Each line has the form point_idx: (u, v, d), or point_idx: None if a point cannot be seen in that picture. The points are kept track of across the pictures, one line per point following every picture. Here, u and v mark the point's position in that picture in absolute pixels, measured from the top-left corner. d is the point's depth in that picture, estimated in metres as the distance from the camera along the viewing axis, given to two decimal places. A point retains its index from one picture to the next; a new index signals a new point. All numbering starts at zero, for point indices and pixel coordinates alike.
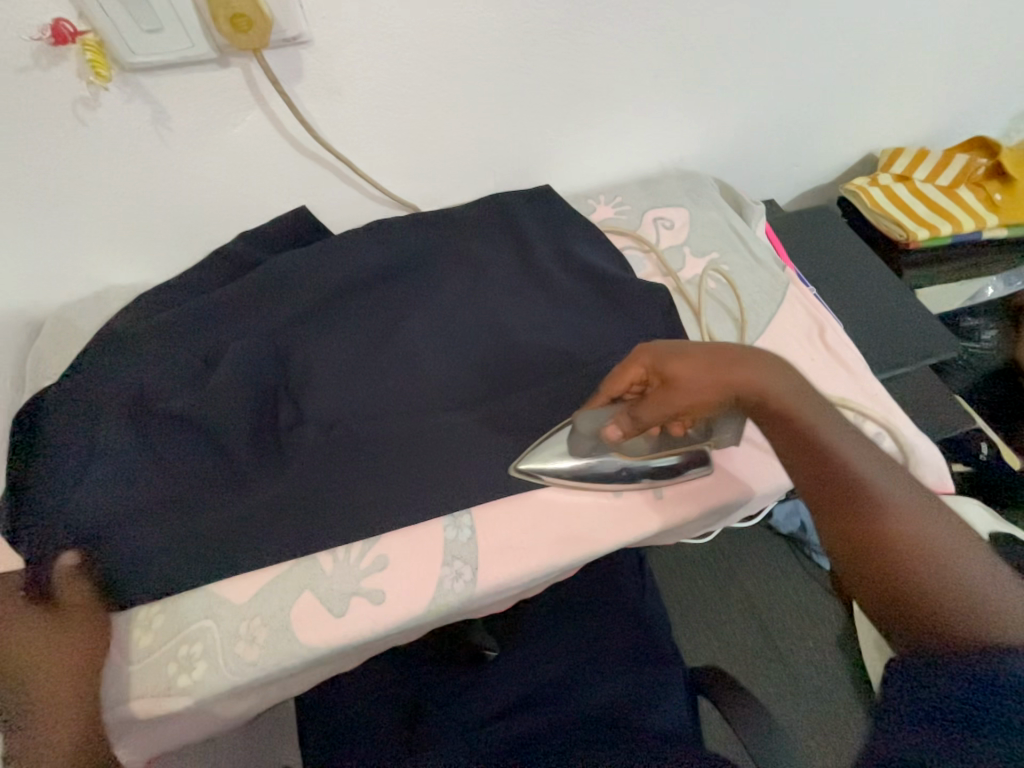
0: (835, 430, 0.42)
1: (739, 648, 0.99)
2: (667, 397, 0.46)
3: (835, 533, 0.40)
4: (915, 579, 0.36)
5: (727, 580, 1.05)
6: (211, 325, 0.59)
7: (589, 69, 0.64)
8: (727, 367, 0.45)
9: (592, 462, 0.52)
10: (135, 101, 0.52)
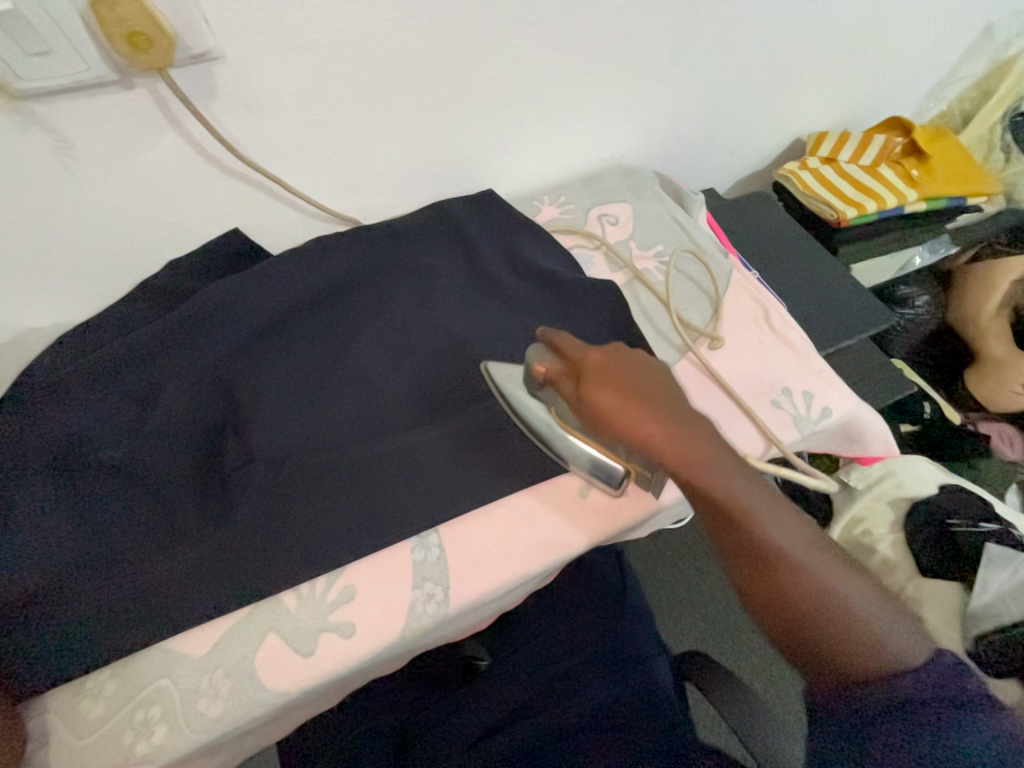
0: (756, 499, 0.41)
1: (720, 625, 1.02)
2: (588, 413, 0.45)
3: (747, 591, 0.41)
4: (824, 640, 0.38)
5: (703, 562, 1.08)
6: (144, 364, 0.55)
7: (518, 71, 0.64)
8: (639, 411, 0.43)
9: (529, 404, 0.49)
10: (31, 130, 0.48)
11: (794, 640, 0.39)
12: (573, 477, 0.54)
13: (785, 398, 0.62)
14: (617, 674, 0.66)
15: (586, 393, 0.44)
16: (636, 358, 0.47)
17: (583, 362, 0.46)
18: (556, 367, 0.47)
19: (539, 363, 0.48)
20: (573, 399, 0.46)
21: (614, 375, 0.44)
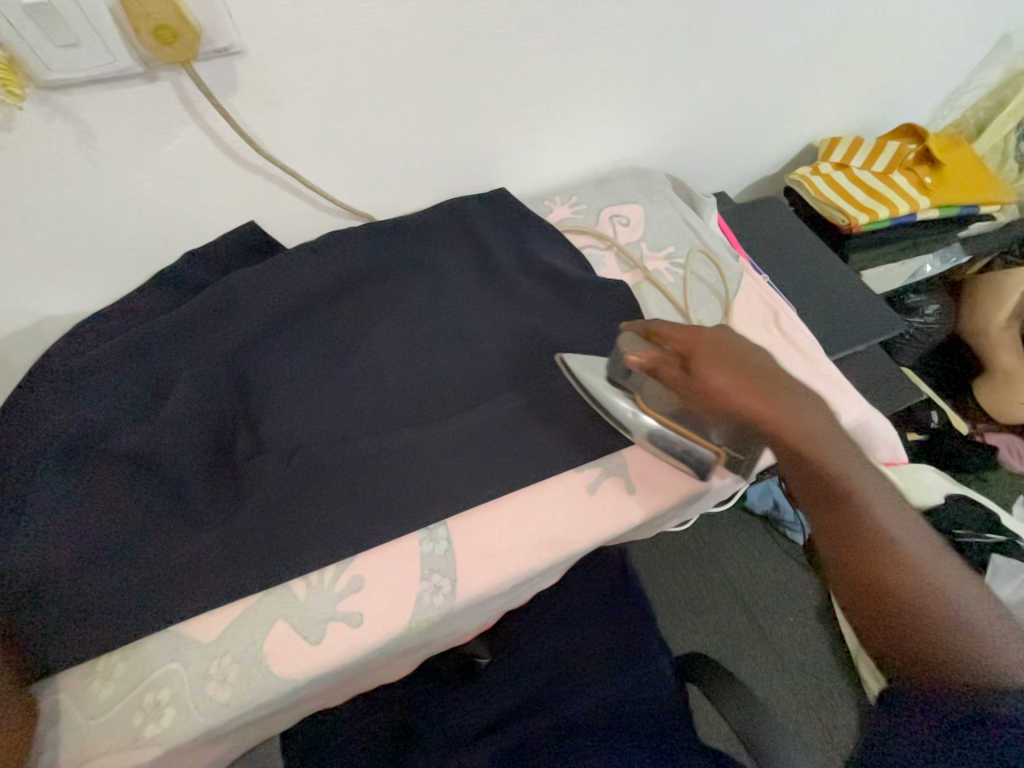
0: (863, 479, 0.42)
1: (723, 629, 1.02)
2: (693, 387, 0.47)
3: (846, 575, 0.40)
4: (929, 636, 0.35)
5: (706, 565, 1.08)
6: (159, 353, 0.56)
7: (533, 71, 0.65)
8: (753, 388, 0.45)
9: (614, 398, 0.53)
10: (55, 121, 0.48)
11: (888, 630, 0.37)
12: (581, 475, 0.54)
13: None
14: (619, 673, 0.66)
15: (694, 369, 0.47)
16: (745, 342, 0.49)
17: (691, 340, 0.48)
18: (654, 351, 0.49)
19: (636, 349, 0.50)
20: (679, 380, 0.48)
21: (725, 354, 0.47)
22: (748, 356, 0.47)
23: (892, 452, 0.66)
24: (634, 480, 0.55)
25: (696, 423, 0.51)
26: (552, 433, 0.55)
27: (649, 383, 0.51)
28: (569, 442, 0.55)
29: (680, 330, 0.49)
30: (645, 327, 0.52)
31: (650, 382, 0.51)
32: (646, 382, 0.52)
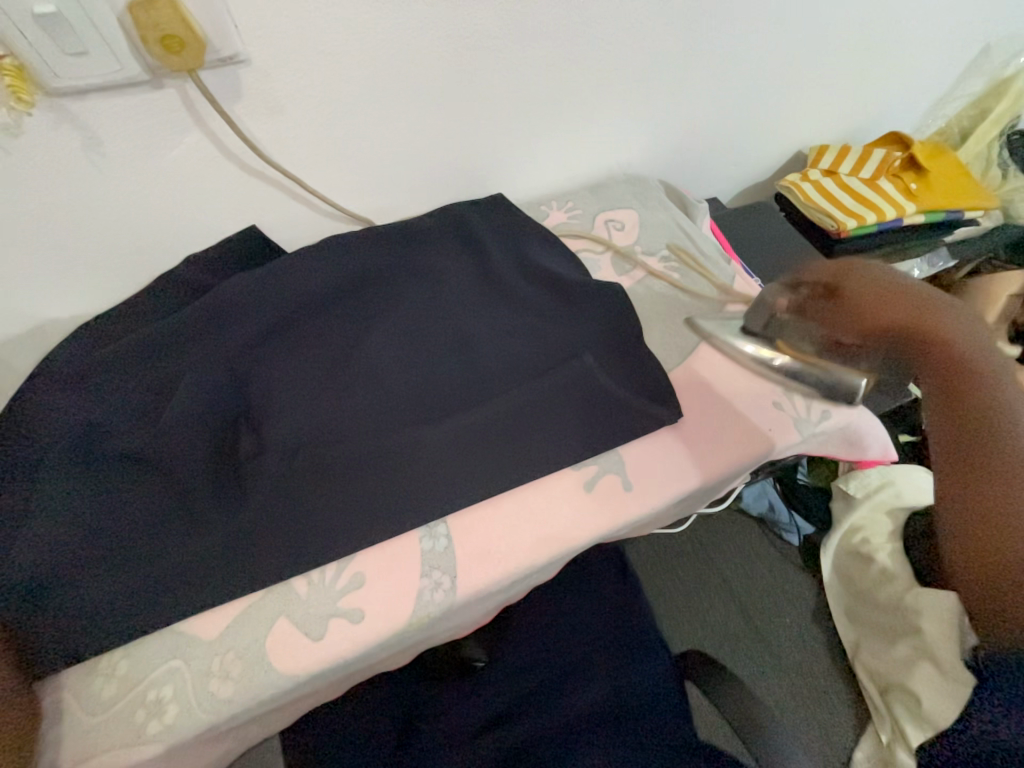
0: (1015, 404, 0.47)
1: (720, 629, 1.03)
2: (846, 313, 0.54)
3: (969, 497, 0.49)
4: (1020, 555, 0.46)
5: (703, 566, 1.09)
6: (162, 355, 0.57)
7: (530, 79, 0.66)
8: (908, 309, 0.51)
9: (772, 337, 0.62)
10: (63, 127, 0.49)
11: (981, 549, 0.49)
12: (579, 472, 0.55)
13: (788, 400, 0.63)
14: (617, 672, 0.67)
15: (847, 297, 0.54)
16: (891, 273, 0.55)
17: (842, 272, 0.56)
18: (798, 295, 0.60)
19: (774, 296, 0.62)
20: (829, 309, 0.56)
21: (874, 285, 0.53)
22: (906, 284, 0.53)
23: (883, 448, 0.68)
24: (632, 477, 0.56)
25: (848, 357, 0.57)
26: (550, 431, 0.56)
27: (798, 322, 0.60)
28: (567, 441, 0.55)
29: (828, 269, 0.57)
30: (792, 277, 0.62)
31: (794, 322, 0.60)
32: (788, 325, 0.61)
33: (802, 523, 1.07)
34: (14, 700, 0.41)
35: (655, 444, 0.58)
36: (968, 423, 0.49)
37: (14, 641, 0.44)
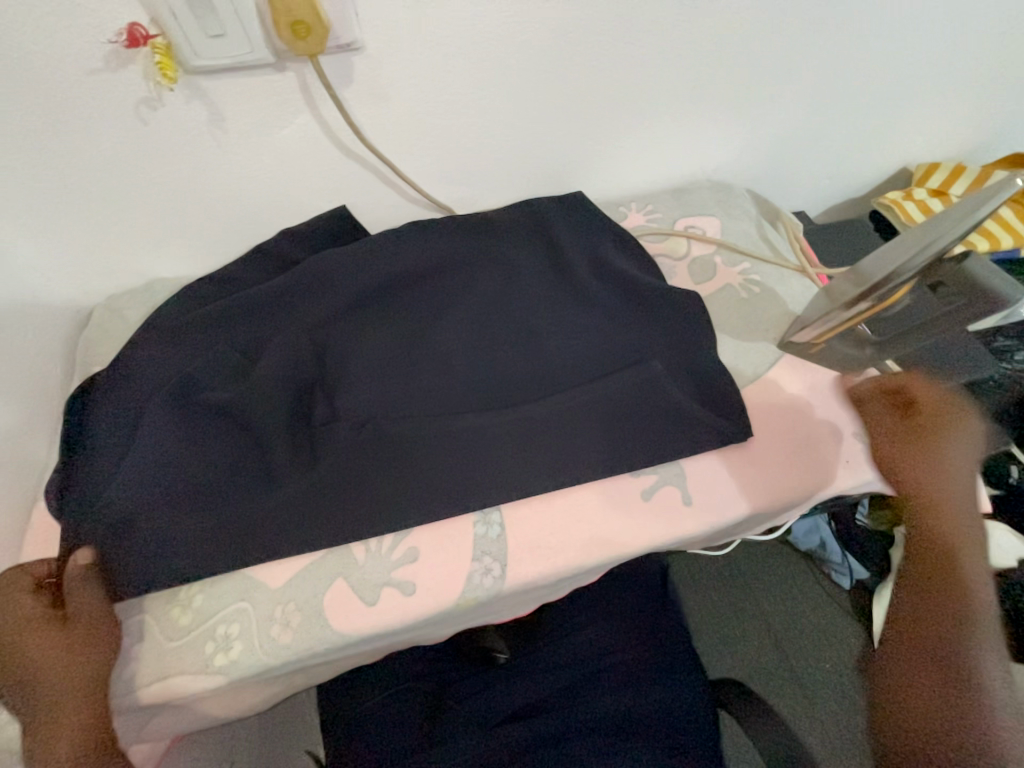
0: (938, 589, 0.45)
1: (754, 662, 0.98)
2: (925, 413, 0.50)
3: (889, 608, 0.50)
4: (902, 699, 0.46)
5: (745, 596, 1.04)
6: (254, 320, 0.61)
7: (628, 77, 0.65)
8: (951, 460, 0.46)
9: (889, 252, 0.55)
10: (193, 102, 0.54)
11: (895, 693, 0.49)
12: (637, 480, 0.55)
13: (869, 432, 0.59)
14: (647, 687, 0.65)
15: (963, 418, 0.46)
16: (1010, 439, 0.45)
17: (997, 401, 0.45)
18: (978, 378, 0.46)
19: None
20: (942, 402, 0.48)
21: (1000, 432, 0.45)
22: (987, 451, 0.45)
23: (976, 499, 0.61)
24: (692, 492, 0.54)
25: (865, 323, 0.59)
26: (613, 436, 0.55)
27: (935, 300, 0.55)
28: (627, 445, 0.55)
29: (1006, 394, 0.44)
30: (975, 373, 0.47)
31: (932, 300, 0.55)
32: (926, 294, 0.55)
33: (857, 567, 0.98)
34: (93, 621, 0.45)
35: (719, 463, 0.56)
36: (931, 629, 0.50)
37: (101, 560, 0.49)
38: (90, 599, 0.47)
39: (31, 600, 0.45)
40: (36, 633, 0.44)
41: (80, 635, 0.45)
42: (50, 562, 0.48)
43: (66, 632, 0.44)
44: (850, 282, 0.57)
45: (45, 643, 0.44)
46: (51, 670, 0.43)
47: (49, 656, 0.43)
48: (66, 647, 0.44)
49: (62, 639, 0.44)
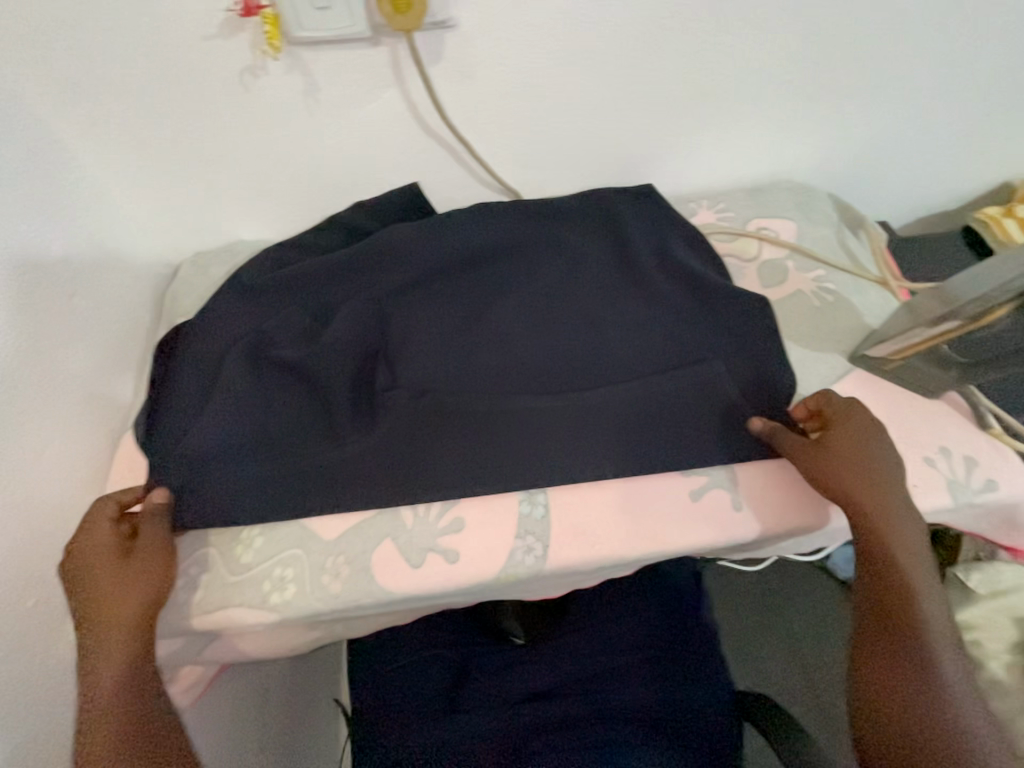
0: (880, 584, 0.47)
1: (780, 684, 0.95)
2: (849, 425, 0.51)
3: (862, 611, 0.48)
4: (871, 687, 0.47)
5: (774, 614, 1.01)
6: (325, 286, 0.64)
7: (713, 70, 0.65)
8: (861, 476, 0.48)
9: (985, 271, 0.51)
10: (292, 73, 0.57)
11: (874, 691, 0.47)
12: (688, 480, 0.54)
13: (942, 458, 0.55)
14: (670, 688, 0.65)
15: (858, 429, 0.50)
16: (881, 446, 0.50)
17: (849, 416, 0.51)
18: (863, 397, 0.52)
19: None
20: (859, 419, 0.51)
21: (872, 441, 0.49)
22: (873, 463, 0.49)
23: None
24: (744, 499, 0.53)
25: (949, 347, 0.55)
26: (667, 433, 0.54)
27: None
28: (681, 443, 0.54)
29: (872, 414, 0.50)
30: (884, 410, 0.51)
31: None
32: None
33: None
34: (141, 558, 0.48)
35: (776, 472, 0.54)
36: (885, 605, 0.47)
37: (171, 506, 0.52)
38: (155, 541, 0.49)
39: (109, 525, 0.49)
40: (105, 558, 0.47)
41: (137, 573, 0.47)
42: (136, 492, 0.52)
43: (128, 567, 0.47)
44: (937, 300, 0.54)
45: (109, 570, 0.46)
46: (107, 598, 0.45)
47: (110, 585, 0.46)
48: (124, 580, 0.46)
49: (123, 572, 0.47)
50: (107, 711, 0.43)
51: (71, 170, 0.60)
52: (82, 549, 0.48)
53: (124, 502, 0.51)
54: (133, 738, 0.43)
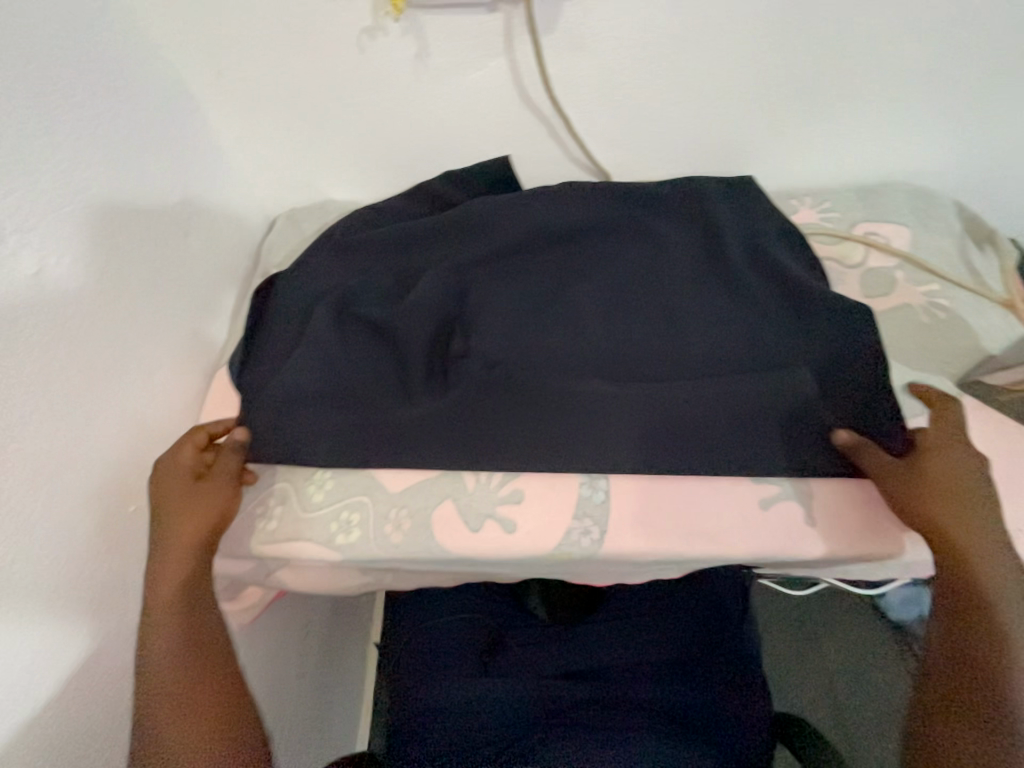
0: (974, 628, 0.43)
1: (817, 712, 0.92)
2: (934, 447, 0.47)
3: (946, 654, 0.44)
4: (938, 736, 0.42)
5: (811, 642, 0.97)
6: (410, 251, 0.66)
7: (833, 57, 0.62)
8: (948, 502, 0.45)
9: None
10: (407, 36, 0.59)
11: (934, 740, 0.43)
12: (759, 487, 0.52)
13: None
14: (701, 694, 0.65)
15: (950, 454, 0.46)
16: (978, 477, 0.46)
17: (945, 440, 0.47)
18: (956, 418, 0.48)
19: None
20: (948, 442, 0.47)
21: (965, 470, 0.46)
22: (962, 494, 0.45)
23: None
24: (819, 515, 0.51)
25: None
26: (743, 435, 0.52)
27: None
28: (756, 447, 0.52)
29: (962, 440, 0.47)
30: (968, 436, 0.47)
31: None
32: None
33: None
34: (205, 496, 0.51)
35: (858, 493, 0.51)
36: (970, 656, 0.42)
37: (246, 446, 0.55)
38: (226, 475, 0.53)
39: (191, 450, 0.53)
40: (183, 481, 0.52)
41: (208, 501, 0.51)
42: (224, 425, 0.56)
43: (202, 493, 0.51)
44: None
45: (184, 492, 0.51)
46: (180, 516, 0.50)
47: (184, 505, 0.51)
48: (195, 504, 0.51)
49: (195, 497, 0.51)
50: (166, 616, 0.48)
51: (196, 119, 0.65)
52: (165, 465, 0.52)
53: (212, 433, 0.55)
54: (187, 647, 0.48)
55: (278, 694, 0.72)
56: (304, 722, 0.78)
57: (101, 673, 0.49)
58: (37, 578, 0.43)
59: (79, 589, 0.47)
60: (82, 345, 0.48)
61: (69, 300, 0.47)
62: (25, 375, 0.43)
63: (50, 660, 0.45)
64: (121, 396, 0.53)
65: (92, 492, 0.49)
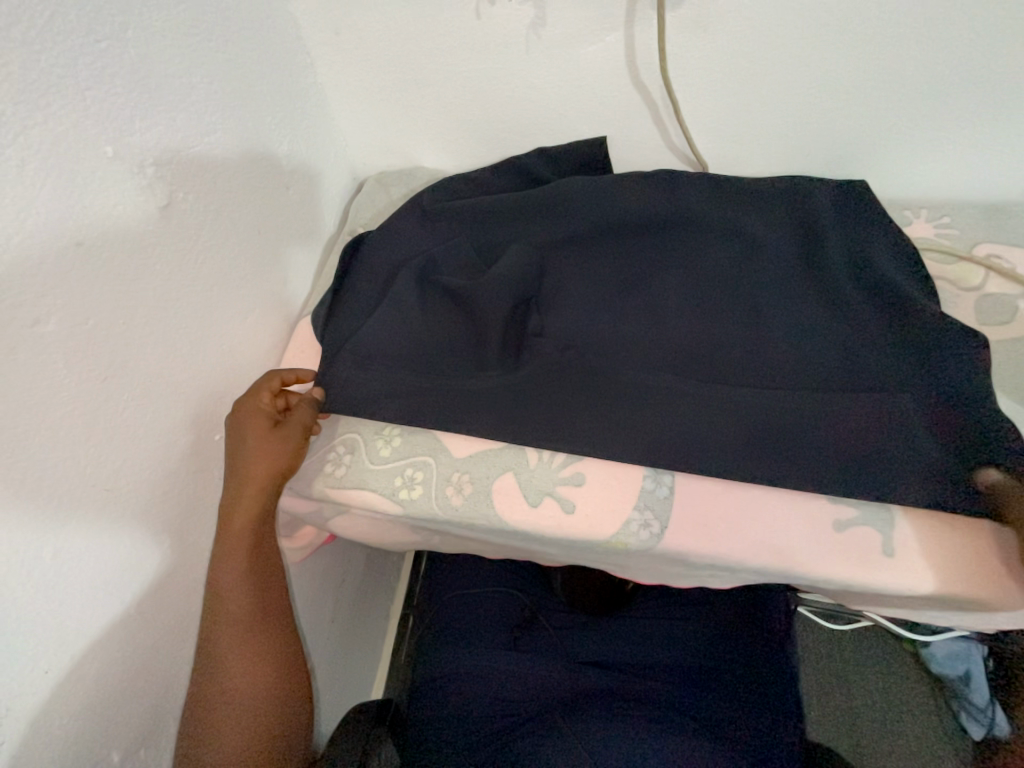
0: None
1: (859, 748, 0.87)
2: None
3: None
4: None
5: (839, 679, 0.93)
6: (496, 224, 0.65)
7: (988, 56, 0.56)
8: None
9: None
10: (525, 4, 0.58)
11: None
12: (832, 507, 0.50)
13: None
14: (730, 706, 0.63)
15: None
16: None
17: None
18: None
19: None
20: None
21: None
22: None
23: None
24: (897, 545, 0.48)
25: None
26: (827, 452, 0.49)
27: None
28: (835, 465, 0.49)
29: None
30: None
31: None
32: None
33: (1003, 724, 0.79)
34: (279, 442, 0.52)
35: (942, 529, 0.48)
36: None
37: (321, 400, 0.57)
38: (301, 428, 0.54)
39: (267, 396, 0.55)
40: (260, 422, 0.52)
41: (280, 450, 0.52)
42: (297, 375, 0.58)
43: (276, 441, 0.52)
44: None
45: (261, 435, 0.52)
46: (255, 458, 0.51)
47: (260, 448, 0.52)
48: (270, 449, 0.52)
49: (272, 442, 0.52)
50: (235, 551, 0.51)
51: (308, 76, 0.67)
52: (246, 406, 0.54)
53: (285, 379, 0.57)
54: (254, 574, 0.52)
55: (315, 631, 0.76)
56: (334, 662, 0.82)
57: (177, 583, 0.53)
58: (138, 487, 0.47)
59: (168, 504, 0.51)
60: (194, 279, 0.52)
61: (187, 236, 0.50)
62: (145, 300, 0.47)
63: (138, 563, 0.49)
64: (219, 331, 0.56)
65: (186, 415, 0.52)
